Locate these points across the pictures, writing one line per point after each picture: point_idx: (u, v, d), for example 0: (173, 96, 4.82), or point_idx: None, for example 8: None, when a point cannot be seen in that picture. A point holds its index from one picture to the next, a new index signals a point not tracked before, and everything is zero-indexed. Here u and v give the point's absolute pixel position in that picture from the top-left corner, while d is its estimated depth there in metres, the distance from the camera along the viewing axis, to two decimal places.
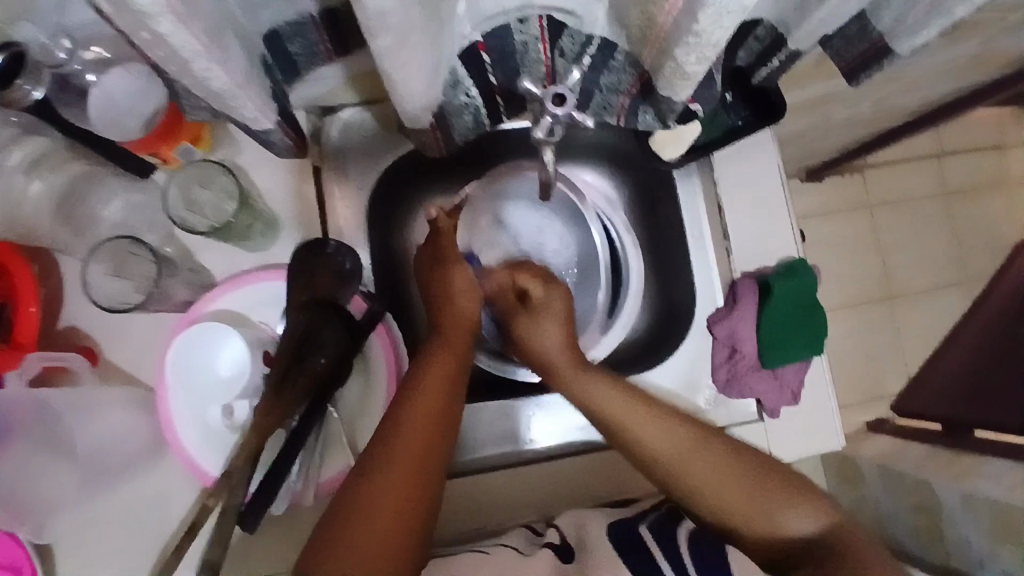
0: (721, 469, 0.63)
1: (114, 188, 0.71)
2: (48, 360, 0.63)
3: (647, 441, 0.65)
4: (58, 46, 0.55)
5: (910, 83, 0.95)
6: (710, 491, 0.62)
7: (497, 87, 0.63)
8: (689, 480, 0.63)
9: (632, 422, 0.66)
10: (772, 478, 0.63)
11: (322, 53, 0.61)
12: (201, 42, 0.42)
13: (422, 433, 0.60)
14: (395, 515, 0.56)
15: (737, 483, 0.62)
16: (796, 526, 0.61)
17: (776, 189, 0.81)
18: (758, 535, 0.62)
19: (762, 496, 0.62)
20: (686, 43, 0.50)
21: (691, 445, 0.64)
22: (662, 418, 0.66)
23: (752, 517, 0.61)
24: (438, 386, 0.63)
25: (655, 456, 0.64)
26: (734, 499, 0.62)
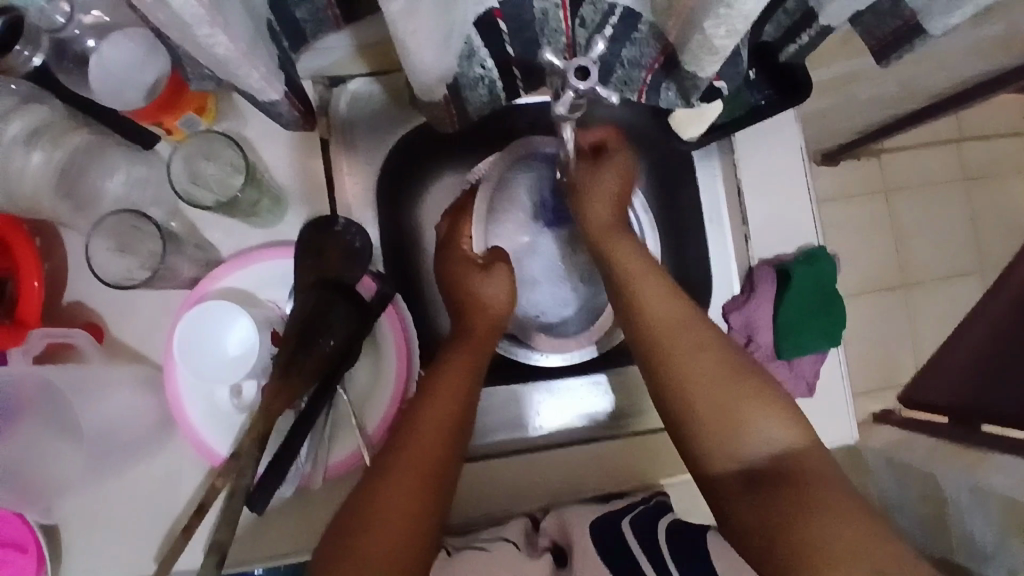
0: (712, 353, 0.62)
1: (116, 161, 0.68)
2: (53, 337, 0.61)
3: (648, 307, 0.65)
4: (57, 10, 0.56)
5: (937, 62, 0.92)
6: (691, 367, 0.61)
7: (514, 59, 0.59)
8: (676, 348, 0.62)
9: (644, 289, 0.66)
10: (756, 380, 0.60)
11: (329, 20, 0.58)
12: (203, 4, 0.39)
13: (441, 424, 0.60)
14: (414, 505, 0.55)
15: (721, 369, 0.61)
16: (761, 428, 0.58)
17: (799, 171, 0.78)
18: (721, 422, 0.59)
19: (739, 391, 0.59)
20: (717, 14, 0.48)
21: (691, 322, 0.64)
22: (674, 295, 0.66)
23: (722, 401, 0.59)
24: (455, 378, 0.63)
25: (654, 321, 0.64)
26: (713, 380, 0.60)
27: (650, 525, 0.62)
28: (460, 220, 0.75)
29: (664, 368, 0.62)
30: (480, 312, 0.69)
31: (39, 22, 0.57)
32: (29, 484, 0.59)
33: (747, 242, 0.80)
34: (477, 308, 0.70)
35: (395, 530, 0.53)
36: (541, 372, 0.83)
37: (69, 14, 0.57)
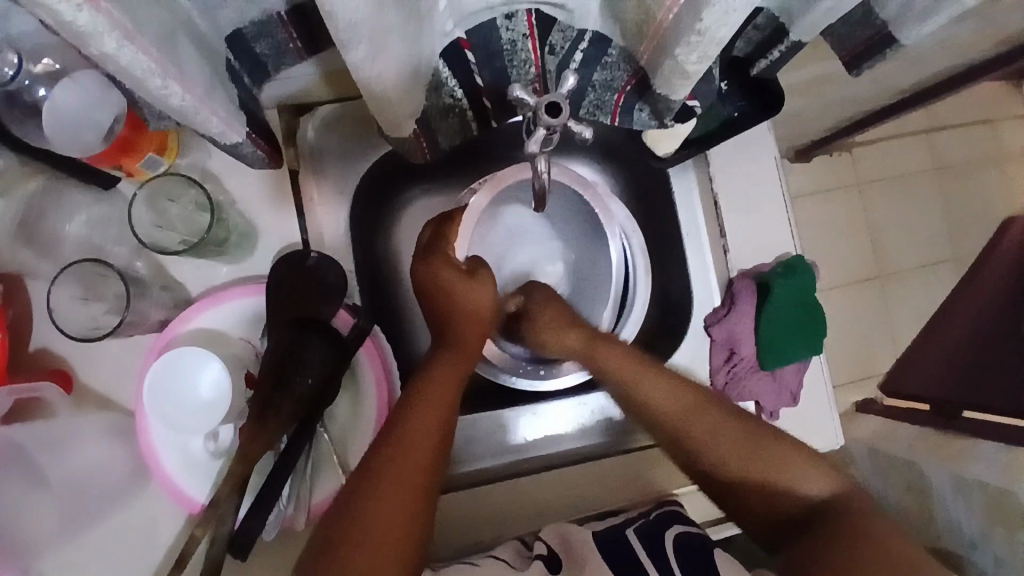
0: (728, 426, 0.64)
1: (78, 203, 0.66)
2: (18, 393, 0.59)
3: (646, 395, 0.67)
4: (4, 61, 0.50)
5: (909, 60, 0.92)
6: (715, 441, 0.63)
7: (484, 89, 0.59)
8: (693, 433, 0.64)
9: (641, 384, 0.67)
10: (780, 439, 0.63)
11: (292, 52, 0.57)
12: (154, 57, 0.37)
13: (430, 429, 0.59)
14: (406, 509, 0.55)
15: (745, 437, 0.63)
16: (799, 484, 0.60)
17: (774, 182, 0.78)
18: (760, 490, 0.61)
19: (773, 450, 0.62)
20: (688, 41, 0.47)
21: (699, 404, 0.65)
22: (673, 378, 0.67)
23: (756, 475, 0.61)
24: (438, 387, 0.62)
25: (664, 418, 0.66)
26: (740, 454, 0.62)
27: (656, 531, 0.63)
28: (445, 229, 0.71)
29: (688, 455, 0.64)
30: (469, 317, 0.68)
31: None
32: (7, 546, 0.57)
33: (726, 255, 0.80)
34: (451, 317, 0.68)
35: (382, 522, 0.53)
36: (525, 397, 0.83)
37: (18, 66, 0.50)
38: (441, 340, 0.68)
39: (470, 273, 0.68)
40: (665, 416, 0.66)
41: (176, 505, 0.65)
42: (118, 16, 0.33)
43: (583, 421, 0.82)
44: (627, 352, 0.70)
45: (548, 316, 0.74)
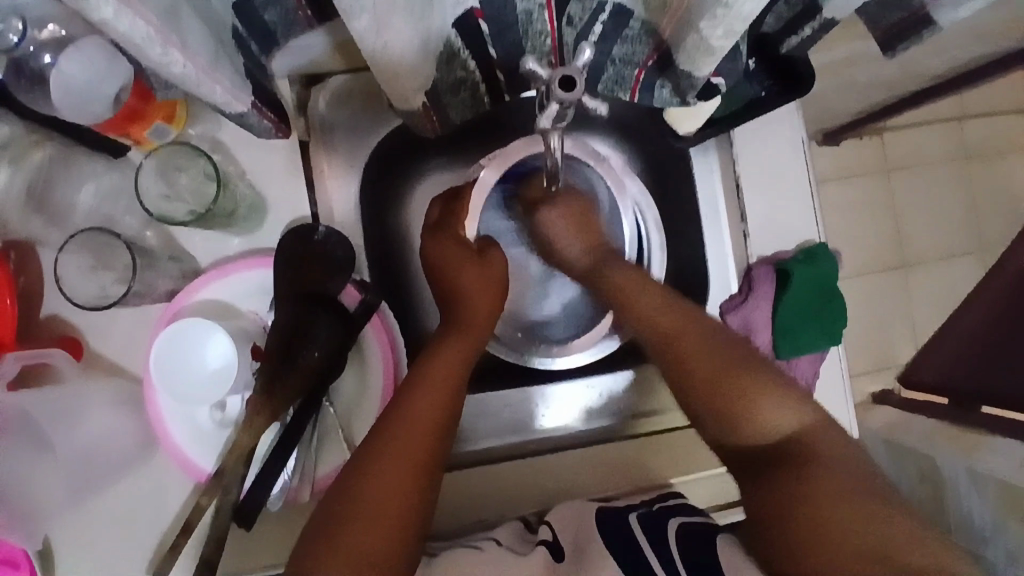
0: (712, 347, 0.64)
1: (88, 171, 0.66)
2: (26, 360, 0.60)
3: (641, 307, 0.68)
4: (8, 28, 0.49)
5: (949, 37, 0.87)
6: (694, 363, 0.63)
7: (497, 62, 0.56)
8: (679, 349, 0.64)
9: (633, 300, 0.68)
10: (760, 369, 0.62)
11: (300, 21, 0.55)
12: (154, 26, 0.36)
13: (433, 413, 0.58)
14: (404, 488, 0.54)
15: (729, 361, 0.63)
16: (768, 416, 0.60)
17: (799, 166, 0.75)
18: (725, 417, 0.61)
19: (748, 376, 0.61)
20: (713, 15, 0.44)
21: (686, 322, 0.66)
22: (665, 296, 0.68)
23: (729, 399, 0.61)
24: (443, 370, 0.61)
25: (652, 331, 0.66)
26: (720, 375, 0.62)
27: (658, 518, 0.61)
28: (454, 207, 0.71)
29: (670, 368, 0.65)
30: (471, 304, 0.66)
31: None
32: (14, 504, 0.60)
33: (745, 240, 0.77)
34: (455, 297, 0.67)
35: (381, 506, 0.53)
36: (543, 376, 0.81)
37: (23, 32, 0.50)
38: (450, 318, 0.67)
39: (480, 254, 0.69)
40: (652, 330, 0.66)
41: (184, 474, 0.65)
42: None
43: (592, 404, 0.81)
44: (633, 273, 0.70)
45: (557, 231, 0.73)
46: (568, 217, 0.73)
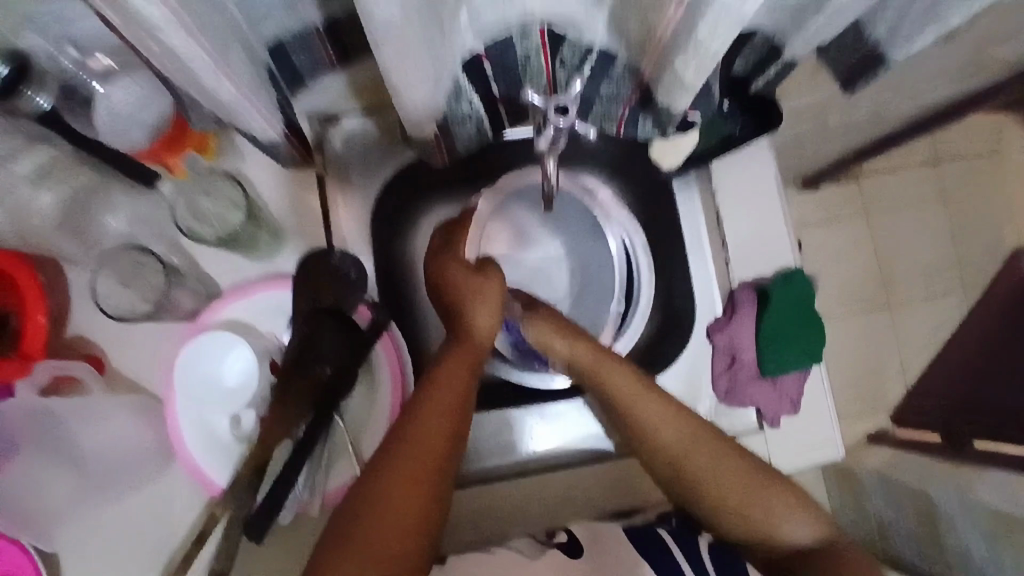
0: (726, 464, 0.67)
1: (117, 200, 0.70)
2: (57, 369, 0.64)
3: (658, 433, 0.68)
4: (64, 53, 0.57)
5: (902, 77, 0.96)
6: (713, 485, 0.66)
7: (499, 97, 0.65)
8: (695, 472, 0.67)
9: (643, 416, 0.69)
10: (775, 483, 0.66)
11: (324, 62, 0.62)
12: (211, 55, 0.43)
13: (445, 423, 0.62)
14: (419, 506, 0.57)
15: (741, 477, 0.66)
16: (788, 529, 0.65)
17: (775, 196, 0.82)
18: (748, 532, 0.66)
19: (765, 494, 0.66)
20: (685, 54, 0.52)
21: (701, 437, 0.68)
22: (673, 410, 0.69)
23: (750, 517, 0.66)
24: (455, 388, 0.64)
25: (664, 449, 0.68)
26: (735, 496, 0.66)
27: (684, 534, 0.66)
28: (456, 229, 0.76)
29: (688, 491, 0.68)
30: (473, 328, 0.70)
31: (49, 66, 0.57)
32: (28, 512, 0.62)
33: (727, 264, 0.83)
34: (461, 314, 0.70)
35: (394, 514, 0.55)
36: (541, 396, 0.81)
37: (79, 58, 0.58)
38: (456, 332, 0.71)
39: (478, 267, 0.73)
40: (666, 448, 0.68)
41: (196, 486, 0.68)
42: (187, 17, 0.38)
43: (594, 427, 0.80)
44: (638, 381, 0.70)
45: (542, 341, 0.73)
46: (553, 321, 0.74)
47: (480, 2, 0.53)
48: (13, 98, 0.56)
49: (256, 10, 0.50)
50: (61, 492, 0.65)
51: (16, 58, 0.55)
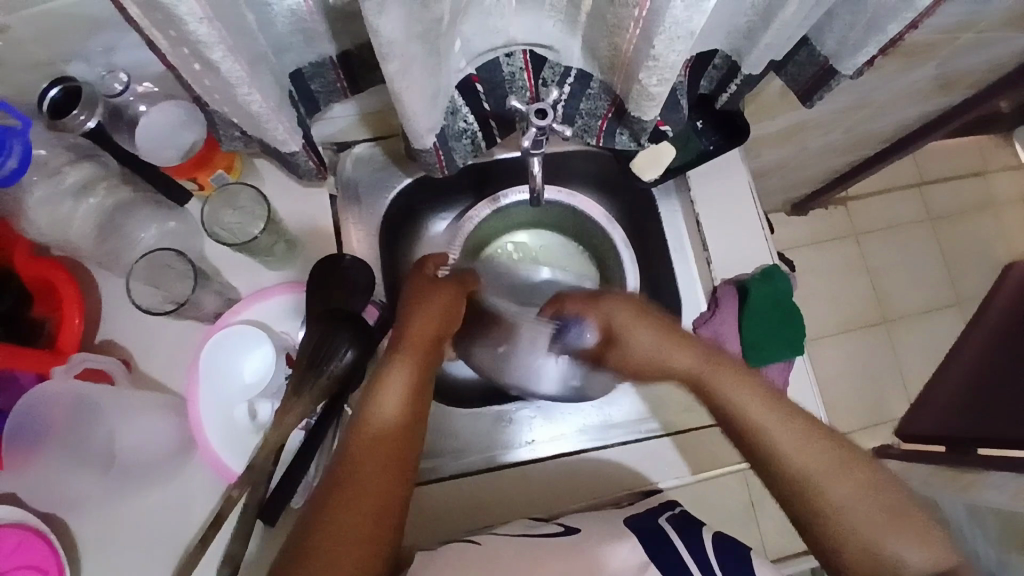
0: (857, 489, 0.61)
1: (147, 218, 0.78)
2: (89, 362, 0.70)
3: (786, 449, 0.63)
4: (115, 79, 0.66)
5: (864, 96, 1.05)
6: (839, 511, 0.60)
7: (491, 113, 0.73)
8: (829, 496, 0.61)
9: (775, 431, 0.64)
10: (908, 515, 0.60)
11: (338, 91, 0.72)
12: (243, 70, 0.51)
13: (384, 450, 0.61)
14: (370, 538, 0.57)
15: (874, 506, 0.60)
16: (915, 564, 0.58)
17: (749, 203, 0.89)
18: (868, 564, 0.59)
19: (894, 523, 0.59)
20: (647, 67, 0.59)
21: (837, 458, 0.62)
22: (803, 424, 0.64)
23: (873, 545, 0.59)
24: (400, 401, 0.63)
25: (794, 465, 0.62)
26: (870, 528, 0.59)
27: (685, 524, 0.67)
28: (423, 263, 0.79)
29: (812, 517, 0.61)
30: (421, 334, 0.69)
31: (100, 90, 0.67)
32: (51, 493, 0.69)
33: (709, 267, 0.89)
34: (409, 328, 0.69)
35: (343, 539, 0.56)
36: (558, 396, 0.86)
37: (125, 82, 0.66)
38: (394, 340, 0.69)
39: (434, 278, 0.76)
40: (794, 464, 0.62)
41: (211, 478, 0.72)
42: (225, 34, 0.47)
43: (589, 424, 0.85)
44: (769, 393, 0.66)
45: (644, 347, 0.72)
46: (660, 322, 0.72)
47: (471, 33, 0.63)
48: (62, 117, 0.65)
49: (281, 39, 0.60)
50: (89, 480, 0.70)
51: (67, 80, 0.65)
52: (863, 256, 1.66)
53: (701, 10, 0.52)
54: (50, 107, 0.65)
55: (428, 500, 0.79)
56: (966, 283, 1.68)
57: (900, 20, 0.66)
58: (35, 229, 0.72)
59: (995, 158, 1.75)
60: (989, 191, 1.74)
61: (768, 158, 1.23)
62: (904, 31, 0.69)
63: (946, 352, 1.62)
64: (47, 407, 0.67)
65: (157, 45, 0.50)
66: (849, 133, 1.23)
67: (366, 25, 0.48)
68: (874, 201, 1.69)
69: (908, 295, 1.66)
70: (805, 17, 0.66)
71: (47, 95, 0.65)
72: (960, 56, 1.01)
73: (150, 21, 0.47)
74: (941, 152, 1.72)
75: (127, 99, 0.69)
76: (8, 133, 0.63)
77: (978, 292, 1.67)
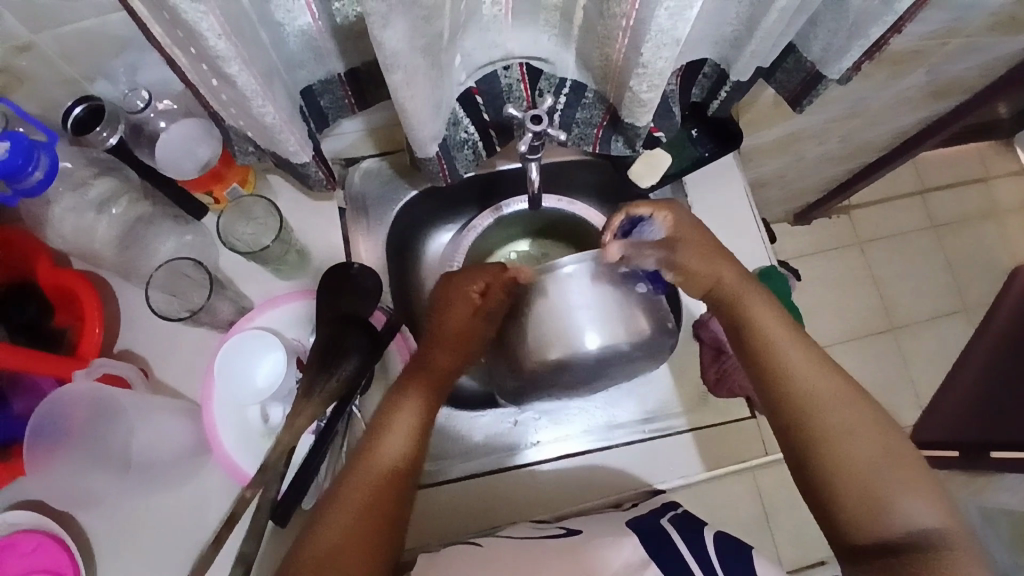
0: (860, 426, 0.62)
1: (167, 231, 0.81)
2: (105, 368, 0.73)
3: (794, 374, 0.65)
4: (137, 97, 0.71)
5: (856, 104, 1.08)
6: (840, 446, 0.61)
7: (490, 124, 0.77)
8: (830, 426, 0.62)
9: (789, 358, 0.65)
10: (909, 463, 0.60)
11: (346, 107, 0.76)
12: (257, 83, 0.55)
13: (382, 485, 0.62)
14: (359, 546, 0.59)
15: (876, 445, 0.61)
16: (910, 512, 0.58)
17: (745, 208, 0.92)
18: (862, 504, 0.59)
19: (892, 469, 0.60)
20: (637, 74, 0.62)
21: (847, 393, 0.63)
22: (817, 359, 0.65)
23: (867, 485, 0.59)
24: (408, 442, 0.65)
25: (804, 395, 0.64)
26: (867, 467, 0.60)
27: (688, 524, 0.67)
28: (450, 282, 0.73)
29: (808, 450, 0.62)
30: (433, 362, 0.70)
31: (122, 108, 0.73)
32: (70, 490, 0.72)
33: None
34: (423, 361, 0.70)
35: (336, 555, 0.57)
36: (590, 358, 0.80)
37: (146, 99, 0.72)
38: (416, 362, 0.71)
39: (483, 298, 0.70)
40: (804, 391, 0.64)
41: (224, 480, 0.75)
42: (241, 49, 0.51)
43: (594, 428, 0.85)
44: (789, 325, 0.68)
45: (698, 254, 0.71)
46: (706, 246, 0.72)
47: (470, 47, 0.67)
48: (87, 133, 0.71)
49: (293, 57, 0.64)
50: (106, 479, 0.72)
51: (90, 99, 0.71)
52: (866, 263, 1.67)
53: (684, 18, 0.55)
54: (76, 124, 0.70)
55: (435, 502, 0.81)
56: (972, 289, 1.68)
57: (881, 24, 0.69)
58: (59, 236, 0.75)
59: (994, 165, 1.76)
60: (990, 198, 1.75)
61: (765, 169, 1.25)
62: (887, 35, 0.72)
63: (955, 360, 1.61)
64: (68, 409, 0.69)
65: (179, 61, 0.54)
66: (844, 142, 1.26)
67: (371, 38, 0.51)
68: (876, 209, 1.71)
69: (915, 302, 1.65)
70: (789, 23, 0.69)
71: (72, 112, 0.70)
72: (949, 64, 1.04)
73: (171, 38, 0.51)
74: (940, 160, 1.74)
75: (146, 116, 0.74)
76: (36, 145, 0.64)
77: (986, 300, 1.66)
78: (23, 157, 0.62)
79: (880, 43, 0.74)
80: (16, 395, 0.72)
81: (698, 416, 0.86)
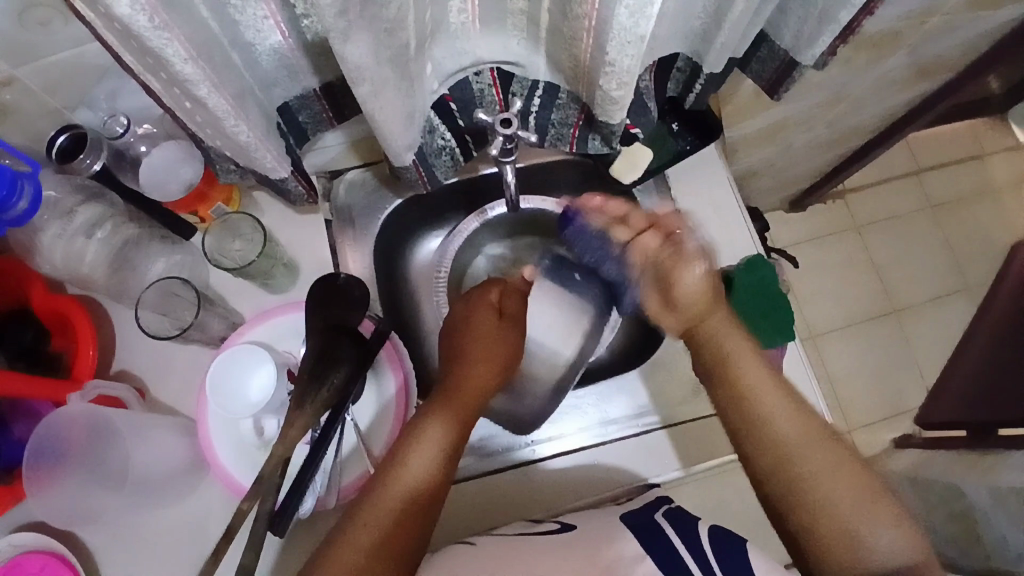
0: (834, 466, 0.64)
1: (157, 252, 0.82)
2: (102, 388, 0.74)
3: (770, 420, 0.67)
4: (117, 123, 0.74)
5: (837, 90, 1.08)
6: (815, 485, 0.63)
7: (466, 129, 0.78)
8: (806, 467, 0.64)
9: (764, 403, 0.68)
10: (882, 499, 0.63)
11: (325, 121, 0.77)
12: (229, 103, 0.56)
13: (410, 498, 0.64)
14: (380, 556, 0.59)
15: (848, 479, 0.64)
16: (882, 548, 0.60)
17: (728, 199, 0.92)
18: (839, 545, 0.61)
19: (868, 505, 0.62)
20: (605, 73, 0.63)
21: (819, 434, 0.67)
22: (789, 402, 0.69)
23: (843, 526, 0.61)
24: (439, 457, 0.67)
25: (779, 440, 0.66)
26: (845, 509, 0.62)
27: (680, 516, 0.68)
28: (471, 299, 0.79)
29: (785, 493, 0.65)
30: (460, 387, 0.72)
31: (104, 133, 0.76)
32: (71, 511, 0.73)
33: None
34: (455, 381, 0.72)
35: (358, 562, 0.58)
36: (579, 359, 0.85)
37: (126, 125, 0.75)
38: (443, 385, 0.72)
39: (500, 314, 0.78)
40: (778, 436, 0.67)
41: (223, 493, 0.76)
42: (209, 72, 0.52)
43: (588, 425, 0.86)
44: (765, 371, 0.71)
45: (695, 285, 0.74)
46: (701, 284, 0.75)
47: (439, 55, 0.68)
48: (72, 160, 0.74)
49: (266, 77, 0.65)
50: (106, 500, 0.74)
51: (73, 127, 0.74)
52: (864, 248, 1.66)
53: (646, 16, 0.55)
54: (61, 153, 0.74)
55: None
56: (972, 268, 1.67)
57: (849, 7, 0.69)
58: (48, 263, 0.76)
59: (988, 142, 1.75)
60: (986, 174, 1.73)
61: (752, 159, 1.25)
62: (857, 18, 0.72)
63: (959, 341, 1.60)
64: (64, 430, 0.70)
65: (151, 87, 0.55)
66: (831, 127, 1.26)
67: (334, 53, 0.52)
68: (870, 192, 1.70)
69: (914, 284, 1.65)
70: (756, 12, 0.70)
71: (57, 141, 0.73)
72: (931, 43, 1.03)
73: (143, 65, 0.52)
74: (933, 140, 1.73)
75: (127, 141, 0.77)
76: (19, 175, 0.65)
77: (986, 277, 1.65)
78: (7, 189, 0.64)
79: (851, 27, 0.74)
80: (16, 421, 0.73)
81: (690, 408, 0.86)
